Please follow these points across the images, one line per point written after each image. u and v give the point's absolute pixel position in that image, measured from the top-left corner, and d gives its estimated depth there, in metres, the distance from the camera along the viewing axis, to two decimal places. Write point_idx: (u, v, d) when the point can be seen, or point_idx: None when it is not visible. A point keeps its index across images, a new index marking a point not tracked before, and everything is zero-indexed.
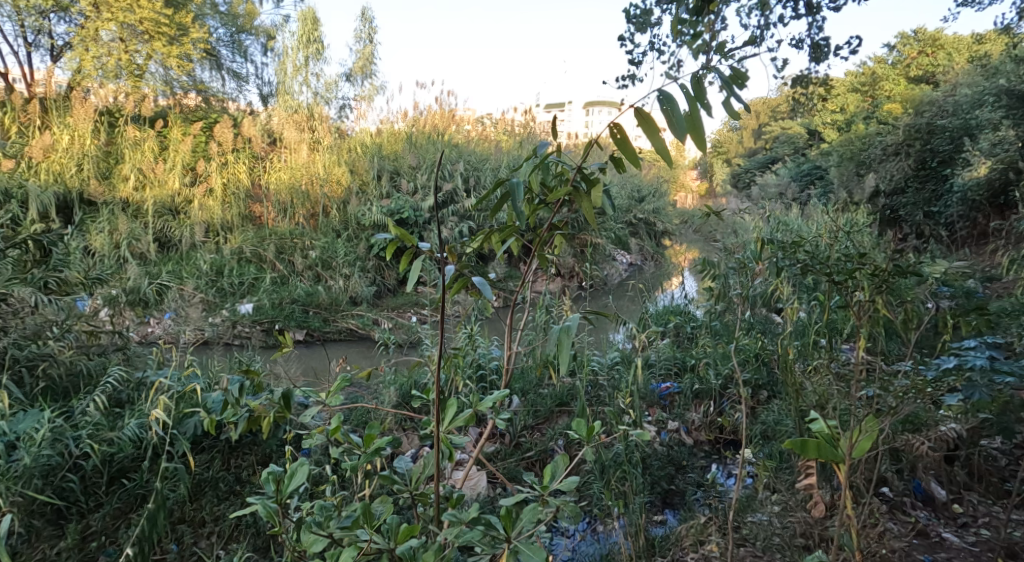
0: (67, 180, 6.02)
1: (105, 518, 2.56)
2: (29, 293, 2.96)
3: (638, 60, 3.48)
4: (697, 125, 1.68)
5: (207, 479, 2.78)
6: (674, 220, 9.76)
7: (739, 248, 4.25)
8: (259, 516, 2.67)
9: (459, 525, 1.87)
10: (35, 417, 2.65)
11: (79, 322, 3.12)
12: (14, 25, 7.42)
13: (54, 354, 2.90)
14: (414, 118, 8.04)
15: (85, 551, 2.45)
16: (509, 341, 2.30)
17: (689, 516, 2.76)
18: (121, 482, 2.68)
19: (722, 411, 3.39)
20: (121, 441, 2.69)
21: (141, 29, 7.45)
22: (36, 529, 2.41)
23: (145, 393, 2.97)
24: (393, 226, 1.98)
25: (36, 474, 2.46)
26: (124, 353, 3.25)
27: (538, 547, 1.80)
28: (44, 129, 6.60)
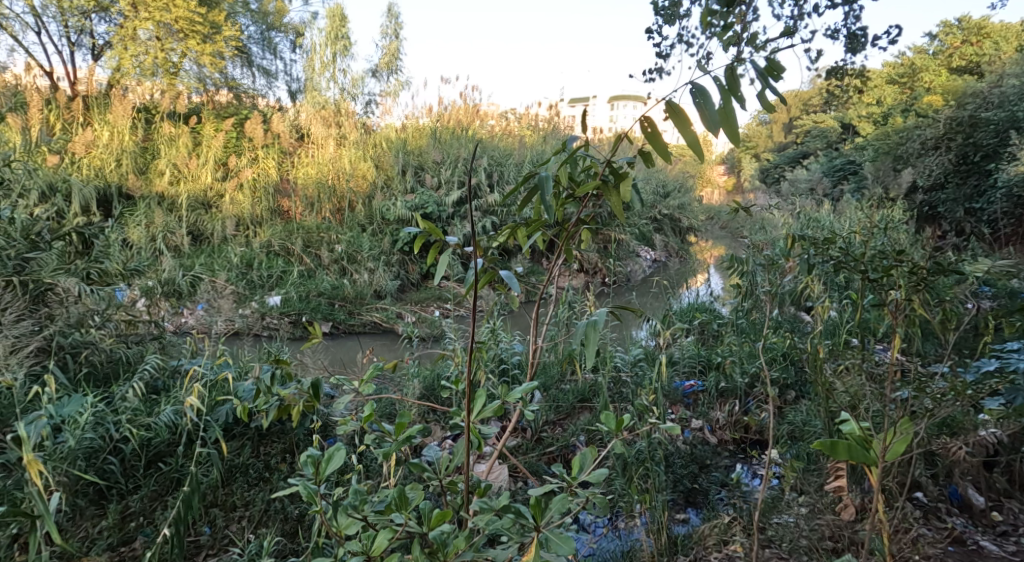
0: (107, 175, 6.14)
1: (143, 500, 2.59)
2: (73, 284, 2.99)
3: (665, 53, 3.42)
4: (730, 119, 1.64)
5: (237, 465, 2.80)
6: (701, 216, 9.64)
7: (767, 245, 4.17)
8: (287, 501, 2.70)
9: (489, 513, 1.87)
10: (78, 402, 2.69)
11: (118, 311, 3.18)
12: (57, 25, 7.57)
13: (96, 341, 2.96)
14: (439, 112, 8.01)
15: (124, 531, 2.50)
16: (535, 336, 2.29)
17: (712, 516, 2.72)
18: (158, 466, 2.71)
19: (747, 411, 3.34)
20: (157, 427, 2.72)
21: (176, 28, 7.56)
22: (79, 508, 2.47)
23: (180, 382, 3.02)
24: (422, 219, 1.94)
25: (80, 456, 2.51)
26: (160, 342, 3.32)
27: (568, 537, 1.77)
28: (85, 126, 6.72)
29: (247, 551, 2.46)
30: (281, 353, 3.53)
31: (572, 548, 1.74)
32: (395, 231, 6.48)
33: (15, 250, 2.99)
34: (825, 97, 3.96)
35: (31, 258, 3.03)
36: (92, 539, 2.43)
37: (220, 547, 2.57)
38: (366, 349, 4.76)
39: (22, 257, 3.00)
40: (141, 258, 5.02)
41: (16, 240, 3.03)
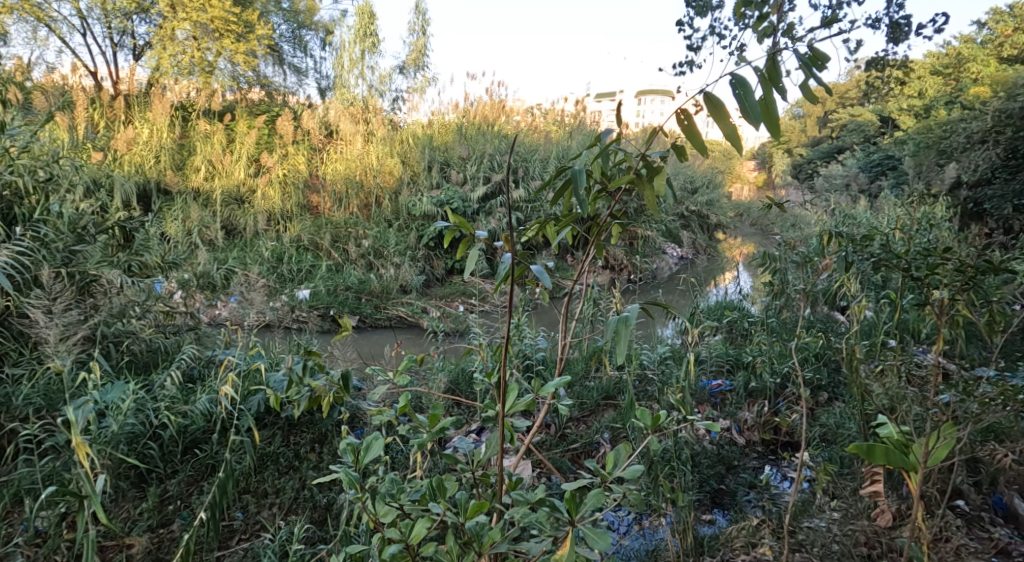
0: (146, 171, 6.27)
1: (180, 484, 2.61)
2: (117, 276, 3.05)
3: (696, 45, 3.34)
4: (772, 111, 1.59)
5: (269, 453, 2.82)
6: (730, 212, 9.46)
7: (800, 242, 4.07)
8: (316, 490, 2.71)
9: (524, 506, 1.86)
10: (121, 389, 2.75)
11: (157, 302, 3.26)
12: (101, 26, 7.75)
13: (136, 330, 3.05)
14: (465, 108, 7.98)
15: (163, 513, 2.53)
16: (563, 332, 2.26)
17: (740, 517, 2.68)
18: (194, 453, 2.74)
19: (777, 412, 3.26)
20: (194, 415, 2.76)
21: (212, 27, 7.69)
22: (122, 490, 2.51)
23: (214, 371, 3.08)
24: (453, 213, 1.92)
25: (122, 441, 2.55)
26: (196, 332, 3.39)
27: (603, 532, 1.73)
28: (126, 124, 6.85)
29: (278, 537, 2.46)
30: (310, 345, 3.55)
31: (607, 544, 1.71)
32: (421, 227, 6.47)
33: (63, 243, 3.01)
34: (863, 90, 3.85)
35: (78, 251, 3.06)
36: (133, 520, 2.47)
37: (252, 532, 2.58)
38: (392, 343, 4.76)
39: (70, 250, 3.04)
40: (177, 251, 5.08)
41: (65, 233, 3.05)
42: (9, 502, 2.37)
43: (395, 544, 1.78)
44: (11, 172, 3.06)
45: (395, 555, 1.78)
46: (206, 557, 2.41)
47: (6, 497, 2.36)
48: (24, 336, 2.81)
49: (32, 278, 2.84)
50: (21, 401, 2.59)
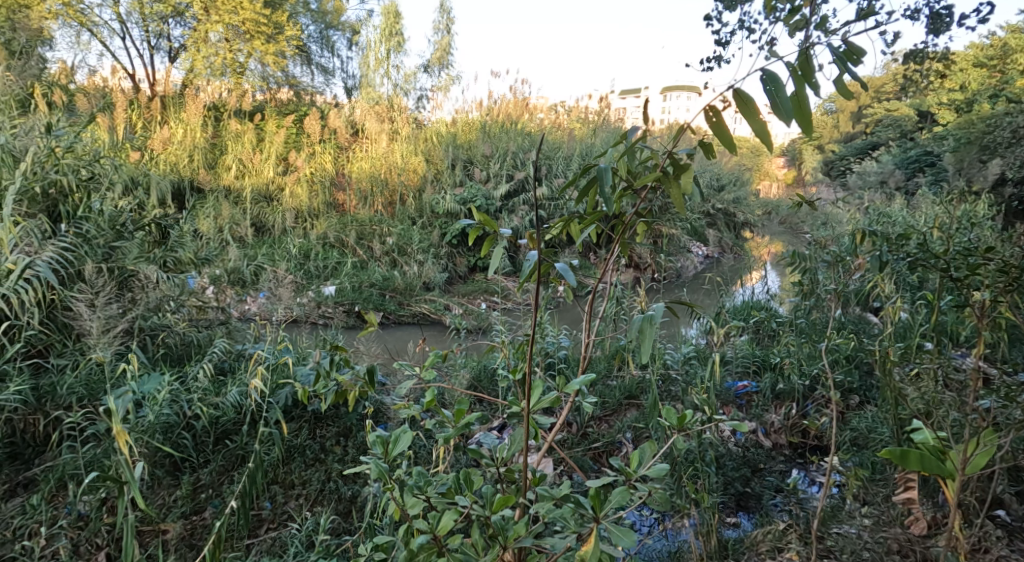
0: (181, 170, 6.40)
1: (213, 473, 2.64)
2: (154, 271, 3.08)
3: (724, 41, 3.28)
4: (804, 107, 1.53)
5: (295, 445, 2.83)
6: (759, 211, 9.27)
7: (831, 241, 3.95)
8: (341, 482, 2.71)
9: (550, 501, 1.82)
10: (157, 380, 2.78)
11: (191, 297, 3.31)
12: (139, 29, 8.18)
13: (170, 324, 3.10)
14: (489, 107, 7.96)
15: (196, 500, 2.57)
16: (588, 330, 2.20)
17: (765, 521, 2.63)
18: (225, 443, 2.78)
19: (806, 414, 3.19)
20: (225, 406, 2.80)
21: (243, 29, 8.08)
22: (158, 477, 2.57)
23: (244, 365, 3.12)
24: (477, 211, 1.90)
25: (158, 430, 2.60)
26: (227, 327, 3.44)
27: (628, 530, 1.70)
28: (162, 124, 6.99)
29: (305, 528, 2.47)
30: (335, 340, 3.56)
31: (632, 542, 1.67)
32: (445, 225, 6.46)
33: (104, 238, 3.08)
34: (900, 85, 3.74)
35: (117, 247, 3.12)
36: (168, 506, 2.52)
37: (280, 522, 2.60)
38: (416, 339, 4.75)
39: (110, 246, 3.10)
40: (209, 246, 5.13)
41: (106, 230, 3.12)
42: (54, 486, 2.46)
43: (423, 534, 1.75)
44: (56, 172, 3.14)
45: (423, 546, 1.75)
46: (235, 545, 2.44)
47: (51, 481, 2.45)
48: (68, 328, 2.89)
49: (75, 272, 2.92)
50: (64, 390, 2.65)
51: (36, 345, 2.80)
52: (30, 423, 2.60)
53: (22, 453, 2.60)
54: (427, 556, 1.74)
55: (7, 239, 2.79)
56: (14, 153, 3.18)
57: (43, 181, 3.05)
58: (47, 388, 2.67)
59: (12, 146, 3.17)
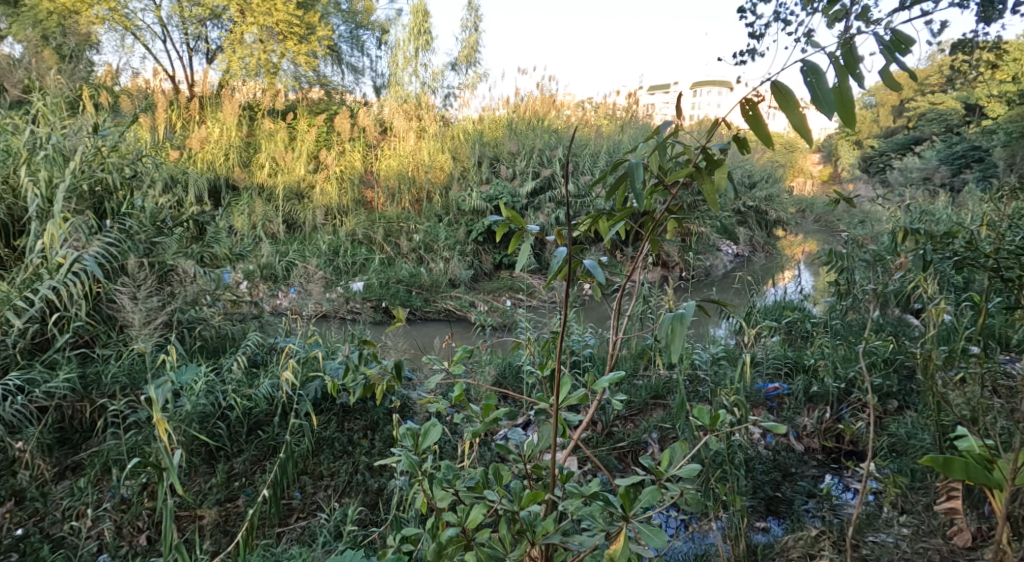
0: (217, 168, 6.51)
1: (246, 462, 2.69)
2: (192, 266, 3.11)
3: (759, 33, 3.20)
4: (847, 99, 1.46)
5: (325, 437, 2.82)
6: (792, 208, 9.05)
7: (870, 239, 3.82)
8: (368, 474, 2.69)
9: (579, 499, 1.77)
10: (194, 371, 2.83)
11: (226, 292, 3.34)
12: (179, 33, 8.40)
13: (206, 317, 3.14)
14: (516, 104, 7.92)
15: (229, 489, 2.59)
16: (617, 327, 2.16)
17: (797, 527, 2.56)
18: (258, 434, 2.81)
19: (841, 418, 3.10)
20: (258, 398, 2.83)
21: (277, 30, 8.28)
22: (195, 465, 2.61)
23: (276, 358, 3.12)
24: (505, 206, 1.85)
25: (195, 419, 2.63)
26: (260, 320, 3.46)
27: (660, 530, 1.65)
28: (199, 124, 7.12)
29: (333, 518, 2.47)
30: (363, 334, 3.55)
31: (664, 542, 1.61)
32: (471, 222, 6.42)
33: (146, 234, 3.12)
34: (945, 77, 3.59)
35: (158, 243, 3.16)
36: (204, 493, 2.54)
37: (309, 512, 2.61)
38: (443, 335, 4.73)
39: (151, 242, 3.14)
40: (242, 242, 5.16)
41: (147, 226, 3.16)
42: (99, 470, 2.51)
43: (452, 528, 1.72)
44: (102, 171, 3.21)
45: (452, 539, 1.72)
46: (267, 533, 2.45)
47: (97, 466, 2.50)
48: (112, 320, 2.96)
49: (119, 266, 2.98)
50: (108, 379, 2.73)
51: (82, 335, 2.87)
52: (77, 410, 2.69)
53: (70, 438, 2.67)
54: (455, 550, 1.71)
55: (58, 234, 2.86)
56: (64, 151, 3.18)
57: (91, 179, 3.11)
58: (92, 376, 2.74)
59: (61, 144, 3.17)
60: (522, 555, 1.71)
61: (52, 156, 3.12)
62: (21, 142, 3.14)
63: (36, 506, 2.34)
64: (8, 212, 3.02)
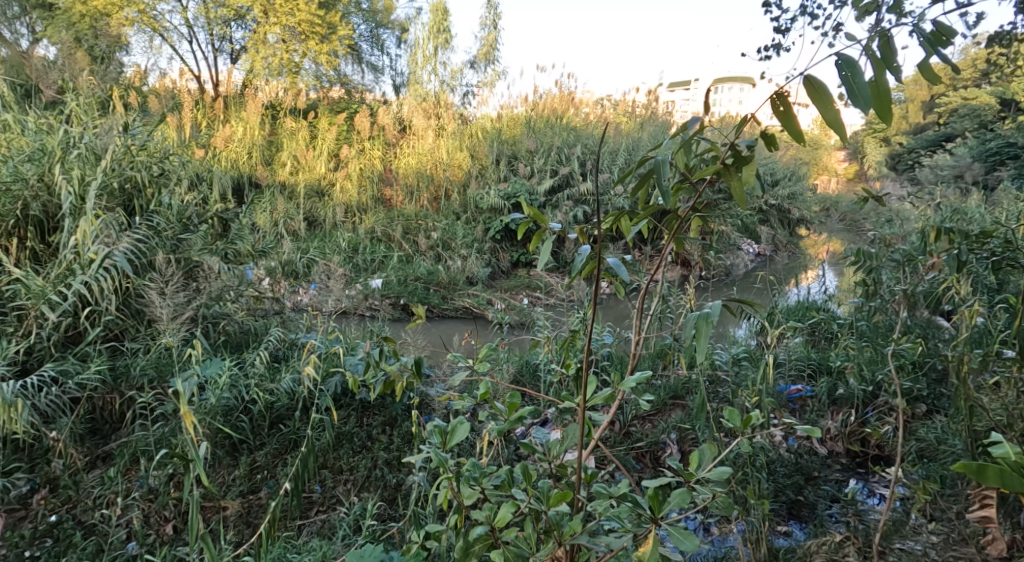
0: (241, 166, 6.57)
1: (268, 455, 2.68)
2: (217, 262, 3.11)
3: (785, 28, 3.14)
4: (883, 94, 1.42)
5: (344, 432, 2.81)
6: (816, 206, 8.90)
7: (898, 238, 3.72)
8: (387, 470, 2.68)
9: (607, 499, 1.75)
10: (218, 365, 2.83)
11: (249, 287, 3.33)
12: (205, 33, 8.46)
13: (231, 312, 3.13)
14: (535, 101, 7.88)
15: (252, 481, 2.60)
16: (639, 326, 2.13)
17: (820, 532, 2.51)
18: (280, 428, 2.80)
19: (866, 421, 3.03)
20: (279, 392, 2.82)
21: (299, 30, 8.34)
22: (218, 457, 2.62)
23: (297, 353, 3.11)
24: (527, 206, 1.85)
25: (219, 413, 2.65)
26: (282, 317, 3.46)
27: (690, 533, 1.62)
28: (223, 123, 7.18)
29: (352, 512, 2.46)
30: (382, 331, 3.53)
31: (695, 546, 1.59)
32: (489, 220, 6.39)
33: (172, 231, 3.14)
34: (979, 71, 3.48)
35: (184, 239, 3.17)
36: (228, 484, 2.58)
37: (329, 505, 2.60)
38: (461, 333, 4.71)
39: (177, 239, 3.16)
40: (265, 239, 5.17)
41: (174, 223, 3.18)
42: (127, 460, 2.57)
43: (480, 526, 1.70)
44: (132, 168, 3.23)
45: (480, 537, 1.70)
46: (288, 525, 2.46)
47: (125, 456, 2.56)
48: (140, 314, 2.97)
49: (148, 262, 3.00)
50: (137, 372, 2.75)
51: (112, 329, 2.88)
52: (108, 401, 2.73)
53: (100, 428, 2.72)
54: (481, 549, 1.70)
55: (90, 230, 2.87)
56: (95, 150, 3.20)
57: (121, 176, 3.14)
58: (122, 369, 2.78)
59: (93, 144, 3.19)
60: (547, 554, 1.69)
61: (84, 154, 3.14)
62: (54, 140, 3.11)
63: (69, 493, 2.46)
64: (42, 209, 3.00)
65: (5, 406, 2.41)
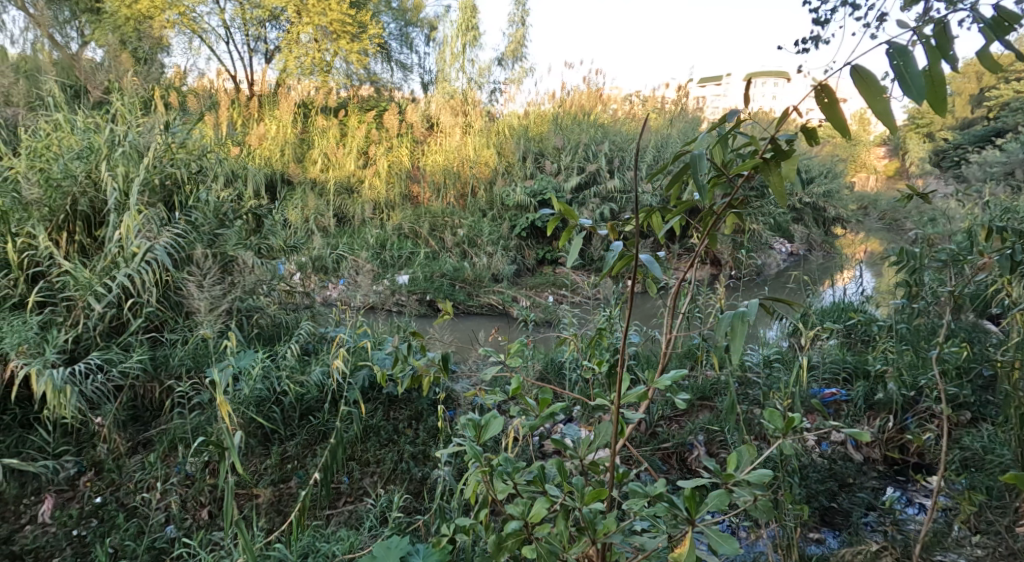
0: (274, 163, 6.63)
1: (299, 446, 2.66)
2: (251, 257, 3.12)
3: (824, 20, 3.03)
4: (937, 86, 1.34)
5: (372, 425, 2.78)
6: (851, 205, 8.67)
7: (941, 238, 3.58)
8: (412, 463, 2.64)
9: (642, 499, 1.68)
10: (252, 356, 2.82)
11: (281, 281, 3.31)
12: (241, 34, 8.53)
13: (263, 305, 3.12)
14: (562, 99, 7.79)
15: (283, 470, 2.59)
16: (670, 324, 2.06)
17: (856, 540, 2.42)
18: (309, 419, 2.79)
19: (905, 428, 2.92)
20: (309, 385, 2.80)
21: (331, 30, 8.34)
22: (251, 446, 2.63)
23: (327, 347, 3.09)
24: (557, 200, 1.80)
25: (252, 404, 2.65)
26: (312, 311, 3.45)
27: (729, 536, 1.55)
28: (257, 121, 7.24)
29: (379, 504, 2.43)
30: (408, 327, 3.51)
31: (735, 549, 1.52)
32: (515, 217, 6.35)
33: (209, 226, 3.14)
34: None
35: (221, 235, 3.17)
36: (260, 473, 2.57)
37: (356, 496, 2.57)
38: (487, 330, 4.66)
39: (214, 234, 3.15)
40: (295, 235, 5.18)
41: (211, 218, 3.17)
42: (166, 446, 2.58)
43: (513, 521, 1.65)
44: (172, 166, 3.24)
45: (513, 532, 1.65)
46: (317, 515, 2.44)
47: (164, 442, 2.57)
48: (179, 307, 2.98)
49: (186, 256, 3.00)
50: (176, 361, 2.78)
51: (154, 320, 2.88)
52: (148, 390, 2.75)
53: (141, 415, 2.74)
54: (514, 544, 1.65)
55: (133, 224, 2.86)
56: (138, 148, 3.22)
57: (161, 173, 3.14)
58: (161, 358, 2.80)
59: (137, 142, 3.21)
60: (581, 553, 1.64)
61: (129, 151, 3.14)
62: (101, 139, 3.13)
63: (112, 476, 2.48)
64: (89, 205, 3.01)
65: (54, 392, 2.44)
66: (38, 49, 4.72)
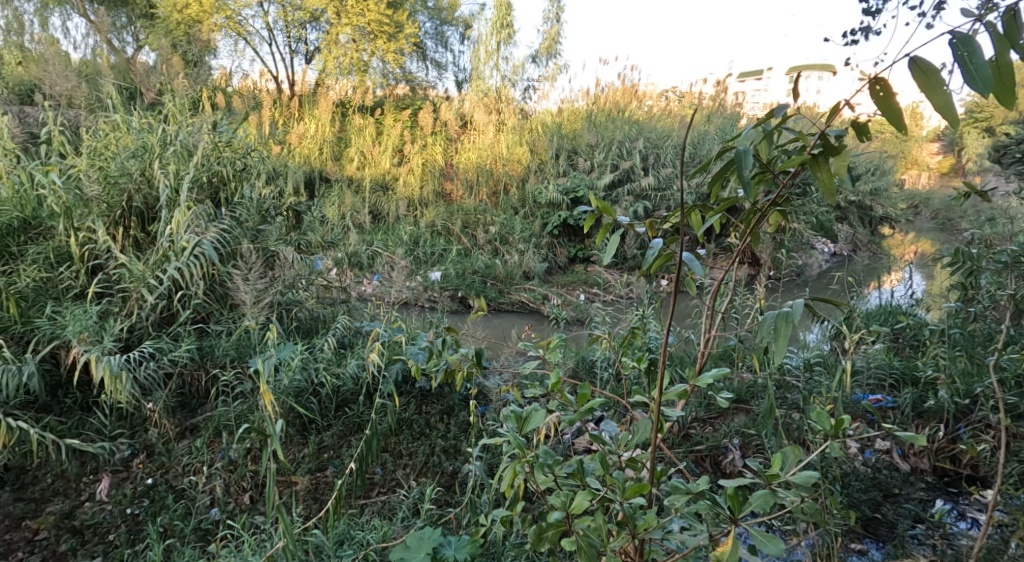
0: (313, 162, 6.70)
1: (334, 436, 2.64)
2: (292, 252, 3.09)
3: (875, 11, 2.90)
4: (1006, 79, 1.23)
5: (405, 418, 2.75)
6: (897, 205, 8.36)
7: (999, 238, 3.40)
8: (444, 457, 2.60)
9: (684, 495, 1.60)
10: (291, 348, 2.81)
11: (319, 276, 3.30)
12: (283, 35, 8.58)
13: (302, 299, 3.12)
14: (596, 95, 7.64)
15: (319, 459, 2.56)
16: (709, 325, 1.97)
17: (902, 551, 2.30)
18: (345, 410, 2.76)
19: (958, 437, 2.78)
20: (345, 376, 2.77)
21: (368, 30, 8.41)
22: (290, 434, 2.61)
23: (363, 340, 3.06)
24: (594, 198, 1.73)
25: (291, 394, 2.63)
26: (348, 305, 3.42)
27: (774, 536, 1.47)
28: (297, 119, 7.28)
29: (411, 495, 2.38)
30: (441, 322, 3.46)
31: (780, 550, 1.44)
32: (547, 215, 6.26)
33: (252, 222, 3.14)
34: None
35: (263, 230, 3.18)
36: (297, 461, 2.55)
37: (390, 487, 2.52)
38: (519, 328, 4.60)
39: (257, 229, 3.16)
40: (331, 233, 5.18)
41: (254, 214, 3.17)
42: (212, 433, 2.57)
43: (556, 511, 1.59)
44: (219, 163, 3.23)
45: (555, 523, 1.59)
46: (351, 504, 2.40)
47: (210, 428, 2.57)
48: (225, 299, 2.98)
49: (232, 251, 3.00)
50: (221, 351, 2.77)
51: (200, 312, 2.90)
52: (194, 377, 2.74)
53: (189, 403, 2.73)
54: (554, 535, 1.60)
55: (183, 220, 2.87)
56: (189, 148, 3.21)
57: (208, 171, 3.13)
58: (207, 348, 2.79)
59: (187, 141, 3.20)
60: (622, 548, 1.56)
61: (179, 151, 3.14)
62: (154, 137, 3.13)
63: (162, 460, 2.49)
64: (143, 201, 3.02)
65: (112, 378, 2.46)
66: (97, 52, 4.81)
